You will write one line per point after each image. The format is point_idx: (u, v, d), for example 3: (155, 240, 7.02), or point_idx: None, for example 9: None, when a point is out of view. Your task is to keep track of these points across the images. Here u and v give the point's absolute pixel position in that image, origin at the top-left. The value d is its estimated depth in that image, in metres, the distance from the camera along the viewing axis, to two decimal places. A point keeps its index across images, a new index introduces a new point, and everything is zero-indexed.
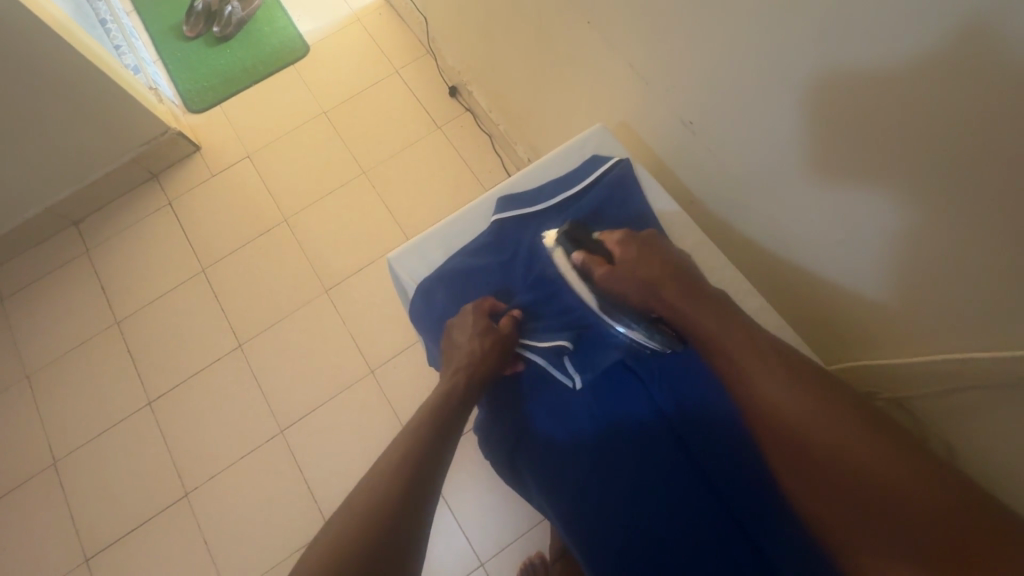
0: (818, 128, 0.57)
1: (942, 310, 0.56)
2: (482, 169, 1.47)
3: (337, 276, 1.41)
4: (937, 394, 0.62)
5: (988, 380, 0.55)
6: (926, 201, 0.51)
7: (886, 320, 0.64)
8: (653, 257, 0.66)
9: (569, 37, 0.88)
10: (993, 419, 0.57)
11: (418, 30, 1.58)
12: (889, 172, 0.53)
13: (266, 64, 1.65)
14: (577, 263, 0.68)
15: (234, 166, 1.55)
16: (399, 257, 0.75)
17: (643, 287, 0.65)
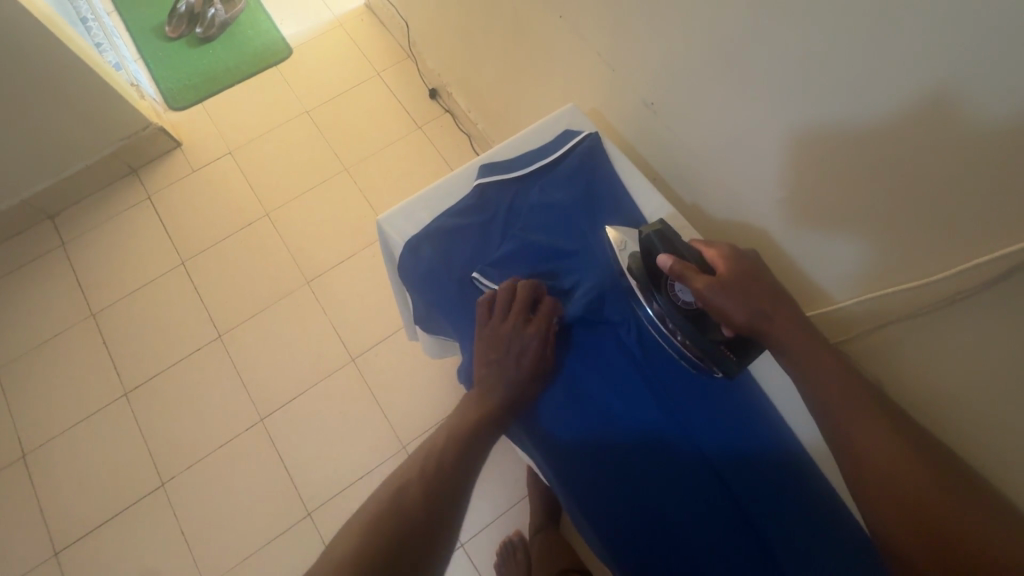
0: (765, 99, 0.64)
1: (869, 260, 0.63)
2: (461, 166, 1.53)
3: (318, 268, 1.44)
4: (859, 336, 0.68)
5: (904, 312, 0.60)
6: (854, 161, 0.59)
7: (820, 276, 0.70)
8: (755, 276, 0.62)
9: (543, 32, 0.95)
10: (904, 353, 0.63)
11: (399, 35, 1.65)
12: (823, 137, 0.60)
13: (248, 64, 1.69)
14: (670, 266, 0.63)
15: (215, 162, 1.57)
16: (389, 218, 0.78)
17: (751, 307, 0.60)
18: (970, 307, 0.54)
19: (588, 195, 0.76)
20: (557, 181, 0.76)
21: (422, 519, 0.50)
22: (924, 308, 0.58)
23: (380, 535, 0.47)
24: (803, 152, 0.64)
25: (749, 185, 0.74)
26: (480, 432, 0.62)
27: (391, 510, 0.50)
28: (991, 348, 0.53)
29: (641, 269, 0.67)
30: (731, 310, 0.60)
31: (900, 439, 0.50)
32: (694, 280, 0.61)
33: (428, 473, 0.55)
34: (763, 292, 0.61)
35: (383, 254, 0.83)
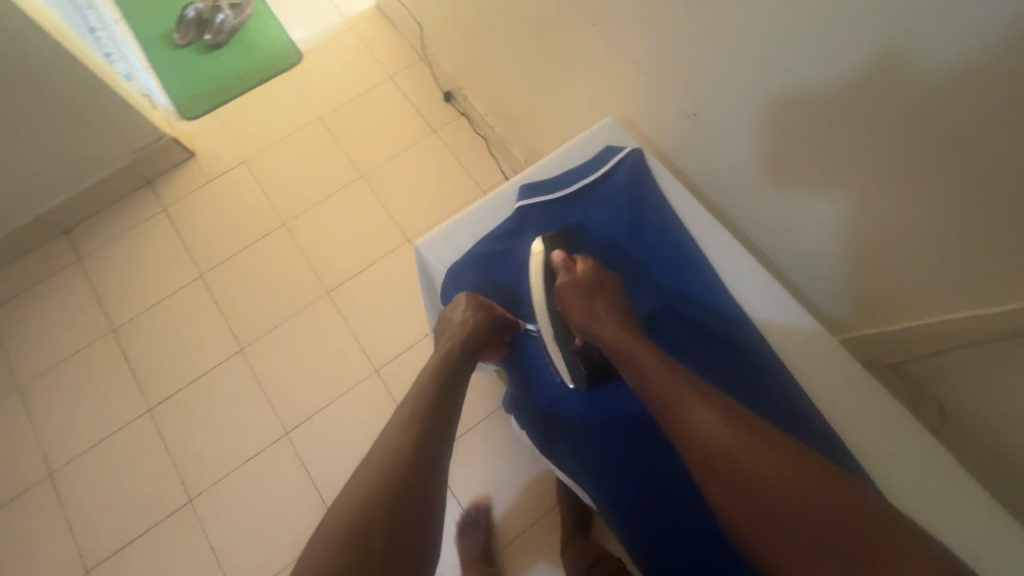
0: (821, 113, 0.60)
1: (945, 275, 0.59)
2: (478, 170, 1.50)
3: (338, 278, 1.42)
4: (936, 352, 0.64)
5: (987, 333, 0.57)
6: (936, 184, 0.54)
7: (883, 297, 0.68)
8: (602, 286, 0.68)
9: (570, 38, 0.91)
10: (989, 373, 0.59)
11: (412, 38, 1.62)
12: (894, 159, 0.56)
13: (258, 71, 1.66)
14: (558, 263, 0.70)
15: (230, 172, 1.55)
16: (426, 246, 0.76)
17: (586, 306, 0.66)
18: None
19: (632, 216, 0.74)
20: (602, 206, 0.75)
21: (400, 491, 0.54)
22: (1010, 331, 0.55)
23: (362, 515, 0.52)
24: (868, 168, 0.59)
25: (795, 200, 0.70)
26: (434, 410, 0.62)
27: (376, 486, 0.54)
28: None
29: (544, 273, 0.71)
30: (572, 306, 0.66)
31: (710, 418, 0.54)
32: (562, 282, 0.68)
33: (408, 454, 0.57)
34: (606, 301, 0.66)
35: (420, 277, 0.82)
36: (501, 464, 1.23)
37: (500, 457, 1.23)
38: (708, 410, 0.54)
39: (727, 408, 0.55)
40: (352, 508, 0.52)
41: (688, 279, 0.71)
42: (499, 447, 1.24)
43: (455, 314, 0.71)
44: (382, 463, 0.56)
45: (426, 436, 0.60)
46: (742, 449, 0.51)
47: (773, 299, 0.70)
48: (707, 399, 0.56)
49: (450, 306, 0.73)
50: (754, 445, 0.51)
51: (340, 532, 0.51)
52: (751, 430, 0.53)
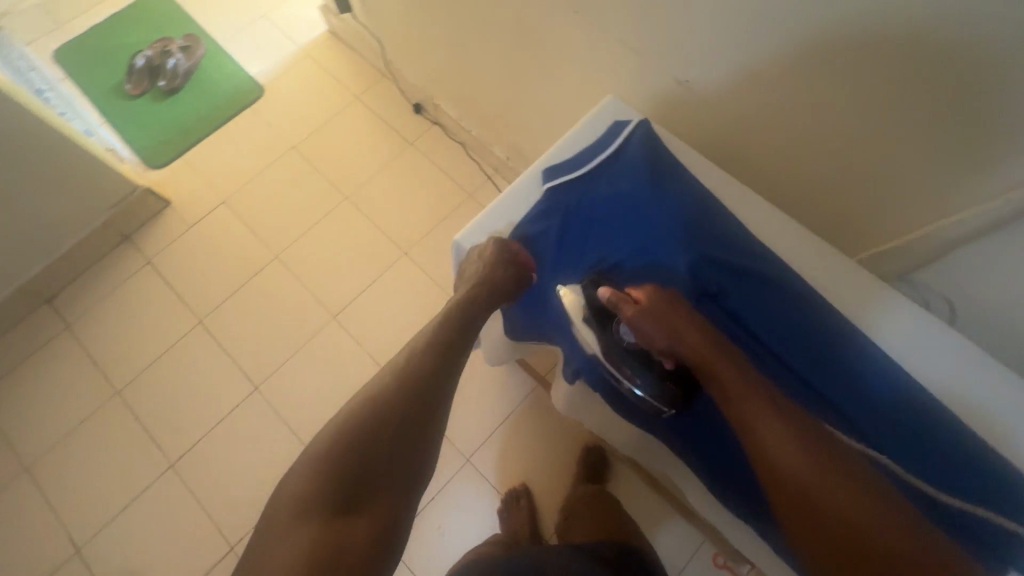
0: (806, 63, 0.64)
1: (937, 189, 0.64)
2: (461, 175, 1.54)
3: (341, 302, 1.42)
4: (937, 258, 0.69)
5: (982, 231, 0.62)
6: (928, 105, 0.58)
7: (892, 220, 0.71)
8: (678, 308, 0.62)
9: (548, 31, 0.95)
10: (987, 271, 0.64)
11: (372, 57, 1.64)
12: (885, 88, 0.60)
13: (221, 109, 1.65)
14: (614, 301, 0.65)
15: (210, 214, 1.52)
16: (464, 238, 0.78)
17: (667, 336, 0.61)
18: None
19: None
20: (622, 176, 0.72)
21: (371, 442, 0.61)
22: (1002, 225, 0.60)
23: (335, 454, 0.60)
24: (859, 103, 0.63)
25: (790, 146, 0.74)
26: (428, 363, 0.69)
27: (363, 427, 0.62)
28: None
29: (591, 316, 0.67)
30: (653, 335, 0.62)
31: (809, 465, 0.52)
32: (629, 314, 0.63)
33: (396, 401, 0.64)
34: (687, 320, 0.61)
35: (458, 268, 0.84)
36: (537, 449, 1.25)
37: (537, 446, 1.25)
38: (805, 455, 0.53)
39: (826, 452, 0.53)
40: (332, 447, 0.61)
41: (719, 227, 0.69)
42: (532, 435, 1.26)
43: (477, 262, 0.74)
44: (374, 401, 0.64)
45: (413, 385, 0.66)
46: (839, 501, 0.50)
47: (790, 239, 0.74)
48: (804, 442, 0.53)
49: (477, 248, 0.76)
50: (854, 496, 0.50)
51: (317, 464, 0.60)
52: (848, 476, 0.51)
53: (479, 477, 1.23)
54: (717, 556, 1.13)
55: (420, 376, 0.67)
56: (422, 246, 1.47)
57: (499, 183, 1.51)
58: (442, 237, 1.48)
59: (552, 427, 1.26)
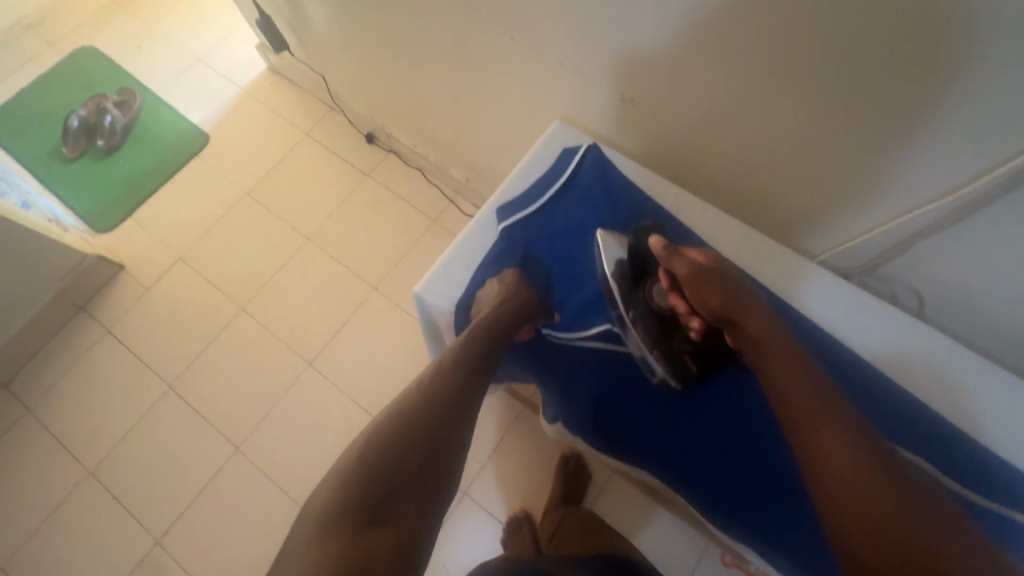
0: (750, 71, 0.62)
1: (896, 183, 0.62)
2: (423, 201, 1.51)
3: (315, 347, 1.38)
4: (903, 249, 0.67)
5: (950, 219, 0.60)
6: (878, 102, 0.56)
7: (852, 219, 0.69)
8: (736, 279, 0.59)
9: (490, 55, 0.93)
10: (957, 257, 0.63)
11: (317, 90, 1.60)
12: (833, 91, 0.58)
13: (167, 162, 1.59)
14: (663, 250, 0.62)
15: (168, 272, 1.47)
16: (425, 288, 0.70)
17: (730, 297, 0.57)
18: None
19: (610, 209, 0.71)
20: (578, 205, 0.72)
21: (391, 469, 0.52)
22: (968, 211, 0.58)
23: (347, 490, 0.50)
24: (809, 105, 0.61)
25: (747, 149, 0.72)
26: (438, 403, 0.58)
27: (364, 484, 0.51)
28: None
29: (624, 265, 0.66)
30: (707, 294, 0.58)
31: (845, 445, 0.48)
32: (682, 269, 0.60)
33: (399, 449, 0.53)
34: (744, 291, 0.58)
35: (422, 319, 0.76)
36: (533, 472, 1.23)
37: (534, 470, 1.23)
38: (842, 434, 0.49)
39: (867, 438, 0.48)
40: (343, 483, 0.51)
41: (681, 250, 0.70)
42: (527, 458, 1.24)
43: (495, 287, 0.69)
44: (373, 453, 0.53)
45: (423, 432, 0.55)
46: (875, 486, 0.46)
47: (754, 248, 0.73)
48: (845, 425, 0.49)
49: (491, 277, 0.70)
50: (893, 488, 0.45)
51: (326, 505, 0.49)
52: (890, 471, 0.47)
53: (478, 511, 1.20)
54: (725, 555, 1.13)
55: (428, 418, 0.56)
56: (392, 279, 1.44)
57: (462, 205, 1.49)
58: (411, 267, 1.45)
59: (546, 447, 1.24)
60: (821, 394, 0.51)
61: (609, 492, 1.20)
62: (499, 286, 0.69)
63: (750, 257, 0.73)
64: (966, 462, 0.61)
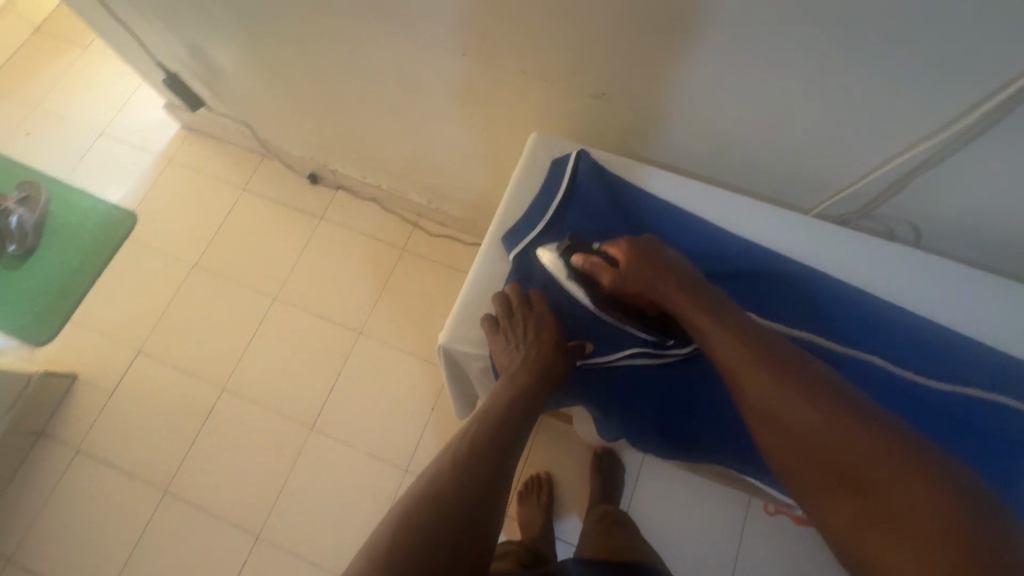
0: (729, 50, 0.62)
1: (886, 129, 0.63)
2: (387, 232, 1.45)
3: (314, 409, 1.30)
4: (900, 187, 0.70)
5: (943, 152, 0.63)
6: (862, 60, 0.57)
7: (856, 162, 0.69)
8: (655, 259, 0.60)
9: (440, 74, 0.89)
10: (952, 184, 0.66)
11: (245, 141, 1.49)
12: (825, 50, 0.57)
13: (96, 251, 1.44)
14: (584, 265, 0.63)
15: (130, 370, 1.34)
16: (451, 337, 0.67)
17: (648, 288, 0.59)
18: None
19: (619, 211, 0.70)
20: (589, 215, 0.69)
21: (454, 534, 0.47)
22: (959, 143, 0.61)
23: (408, 558, 0.45)
24: (791, 72, 0.61)
25: (731, 123, 0.72)
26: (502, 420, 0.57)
27: (443, 473, 0.51)
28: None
29: (569, 270, 0.64)
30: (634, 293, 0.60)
31: (777, 398, 0.50)
32: (606, 278, 0.61)
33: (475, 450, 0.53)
34: (664, 274, 0.59)
35: (446, 369, 0.72)
36: (568, 478, 1.21)
37: (570, 475, 1.21)
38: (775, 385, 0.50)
39: (813, 399, 0.49)
40: (400, 553, 0.45)
41: (695, 236, 0.70)
42: (558, 464, 1.22)
43: (524, 338, 0.62)
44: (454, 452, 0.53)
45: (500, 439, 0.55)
46: (816, 433, 0.47)
47: (764, 217, 0.72)
48: (779, 375, 0.51)
49: (522, 328, 0.63)
50: (834, 427, 0.47)
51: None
52: (833, 409, 0.48)
53: None
54: (767, 505, 1.16)
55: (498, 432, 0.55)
56: (374, 319, 1.38)
57: (428, 226, 1.44)
58: (392, 302, 1.39)
59: (575, 449, 1.23)
60: (761, 365, 0.52)
61: (644, 476, 1.21)
62: (528, 342, 0.62)
63: (765, 227, 0.72)
64: None
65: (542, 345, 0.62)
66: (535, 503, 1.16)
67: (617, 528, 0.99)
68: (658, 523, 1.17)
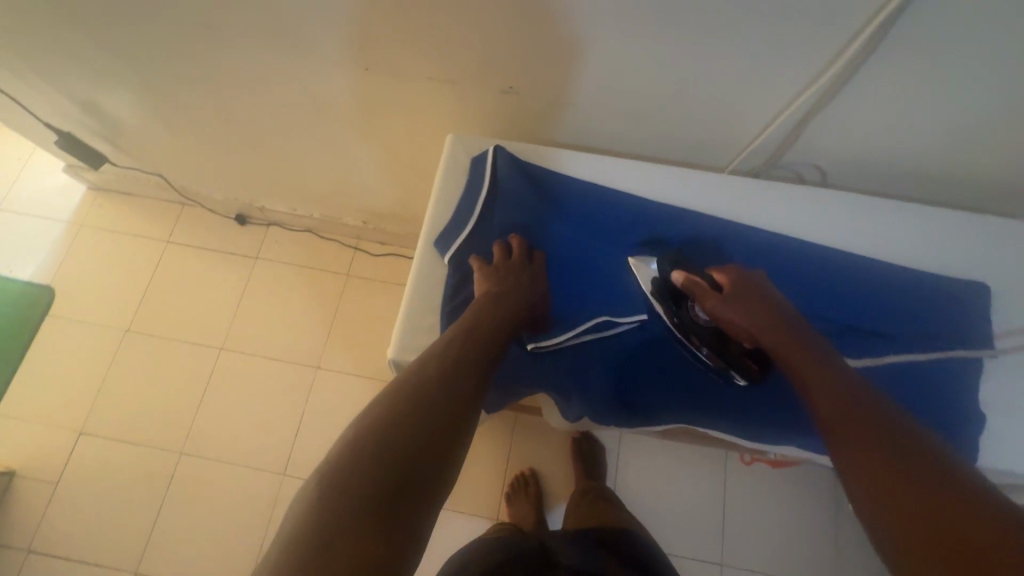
0: (619, 25, 0.64)
1: (775, 80, 0.67)
2: (328, 260, 1.41)
3: (282, 454, 1.25)
4: (799, 131, 0.74)
5: (829, 93, 0.67)
6: (739, 19, 0.60)
7: (757, 115, 0.73)
8: (766, 299, 0.58)
9: (347, 92, 0.88)
10: (843, 121, 0.71)
11: (159, 191, 1.42)
12: (704, 13, 0.60)
13: (13, 334, 1.34)
14: (682, 284, 0.61)
15: (75, 453, 1.25)
16: (399, 349, 0.66)
17: (752, 319, 0.57)
18: (898, 51, 0.60)
19: (542, 197, 0.71)
20: (516, 207, 0.70)
21: (421, 454, 0.44)
22: (841, 82, 0.65)
23: (372, 471, 0.41)
24: (680, 38, 0.64)
25: (638, 95, 0.74)
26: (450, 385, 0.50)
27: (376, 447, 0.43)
28: (929, 61, 0.60)
29: (658, 287, 0.63)
30: (731, 322, 0.58)
31: (870, 457, 0.45)
32: (706, 301, 0.59)
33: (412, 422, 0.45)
34: (772, 313, 0.57)
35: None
36: (551, 469, 1.22)
37: (553, 466, 1.22)
38: (874, 442, 0.46)
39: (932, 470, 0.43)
40: (367, 463, 0.42)
41: (622, 209, 0.71)
42: (540, 458, 1.23)
43: (514, 276, 0.65)
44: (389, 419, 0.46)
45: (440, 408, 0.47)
46: (927, 505, 0.40)
47: (682, 181, 0.75)
48: (879, 435, 0.46)
49: (513, 266, 0.66)
50: (949, 500, 0.40)
51: (352, 489, 0.40)
52: (943, 481, 0.42)
53: None
54: (743, 455, 1.21)
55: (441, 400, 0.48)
56: (330, 351, 1.34)
57: (369, 247, 1.41)
58: (346, 330, 1.36)
59: (554, 439, 1.24)
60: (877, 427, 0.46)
61: (625, 452, 1.23)
62: (519, 278, 0.65)
63: (685, 190, 0.75)
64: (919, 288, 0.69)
65: (530, 284, 0.65)
66: (523, 500, 1.16)
67: (601, 501, 1.00)
68: (645, 494, 1.19)
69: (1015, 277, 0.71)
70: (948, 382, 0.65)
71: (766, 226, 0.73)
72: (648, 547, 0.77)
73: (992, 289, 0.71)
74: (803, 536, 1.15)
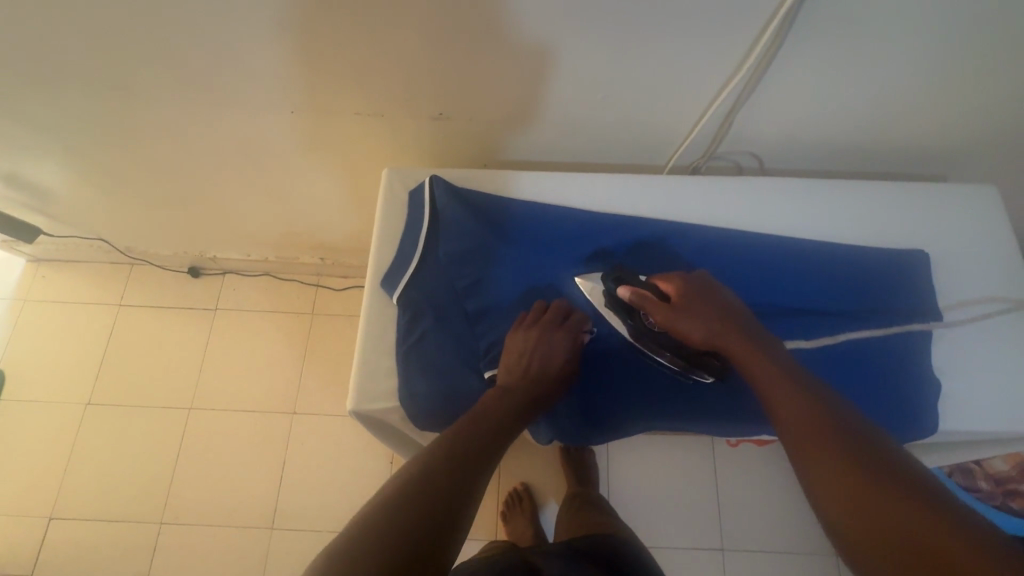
0: (535, 44, 0.64)
1: (696, 79, 0.69)
2: (290, 301, 1.38)
3: (267, 507, 1.22)
4: (727, 124, 0.76)
5: (748, 86, 0.69)
6: (648, 26, 0.61)
7: (685, 114, 0.74)
8: (714, 302, 0.58)
9: (278, 135, 0.86)
10: (766, 110, 0.73)
11: (104, 254, 1.37)
12: (614, 23, 0.61)
13: None
14: (629, 297, 0.62)
15: (47, 539, 1.19)
16: (359, 395, 0.64)
17: (705, 327, 0.56)
18: (804, 39, 0.62)
19: (484, 223, 0.70)
20: (460, 236, 0.69)
21: (451, 488, 0.45)
22: (757, 75, 0.67)
23: (407, 502, 0.42)
24: (596, 50, 0.65)
25: (568, 107, 0.75)
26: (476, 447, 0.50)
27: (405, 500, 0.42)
28: (833, 46, 0.62)
29: (609, 300, 0.65)
30: (682, 334, 0.58)
31: (825, 464, 0.44)
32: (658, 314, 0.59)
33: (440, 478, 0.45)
34: (724, 318, 0.56)
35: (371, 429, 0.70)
36: (543, 482, 1.21)
37: (544, 477, 1.22)
38: (832, 448, 0.44)
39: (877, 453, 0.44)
40: (395, 502, 0.42)
41: (566, 224, 0.71)
42: (530, 472, 1.22)
43: (546, 338, 0.62)
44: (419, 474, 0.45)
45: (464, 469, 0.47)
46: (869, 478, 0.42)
47: (623, 188, 0.75)
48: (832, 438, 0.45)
49: (552, 330, 0.63)
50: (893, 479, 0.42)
51: (384, 526, 0.40)
52: (898, 485, 0.41)
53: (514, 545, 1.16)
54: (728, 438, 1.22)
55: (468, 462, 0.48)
56: (304, 393, 1.31)
57: (331, 283, 1.39)
58: (317, 370, 1.32)
59: (542, 450, 1.23)
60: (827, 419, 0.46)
61: (613, 453, 1.23)
62: (553, 340, 0.62)
63: (625, 194, 0.75)
64: (862, 261, 0.70)
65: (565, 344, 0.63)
66: (519, 516, 1.15)
67: (591, 508, 1.00)
68: (638, 493, 1.19)
69: (950, 239, 0.73)
70: (901, 350, 0.67)
71: (709, 221, 0.74)
72: (633, 551, 0.77)
73: (931, 253, 0.73)
74: (796, 512, 1.17)
